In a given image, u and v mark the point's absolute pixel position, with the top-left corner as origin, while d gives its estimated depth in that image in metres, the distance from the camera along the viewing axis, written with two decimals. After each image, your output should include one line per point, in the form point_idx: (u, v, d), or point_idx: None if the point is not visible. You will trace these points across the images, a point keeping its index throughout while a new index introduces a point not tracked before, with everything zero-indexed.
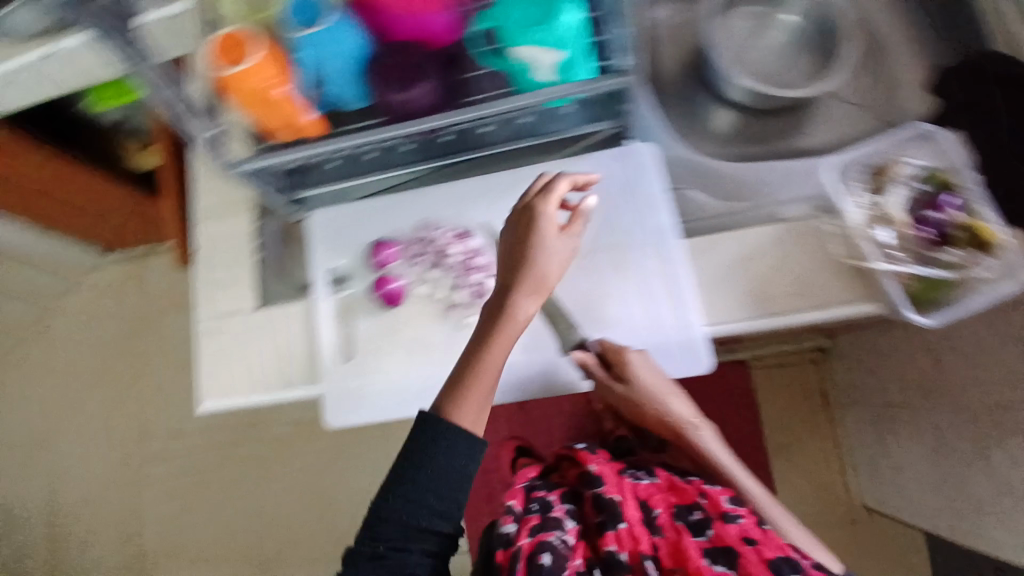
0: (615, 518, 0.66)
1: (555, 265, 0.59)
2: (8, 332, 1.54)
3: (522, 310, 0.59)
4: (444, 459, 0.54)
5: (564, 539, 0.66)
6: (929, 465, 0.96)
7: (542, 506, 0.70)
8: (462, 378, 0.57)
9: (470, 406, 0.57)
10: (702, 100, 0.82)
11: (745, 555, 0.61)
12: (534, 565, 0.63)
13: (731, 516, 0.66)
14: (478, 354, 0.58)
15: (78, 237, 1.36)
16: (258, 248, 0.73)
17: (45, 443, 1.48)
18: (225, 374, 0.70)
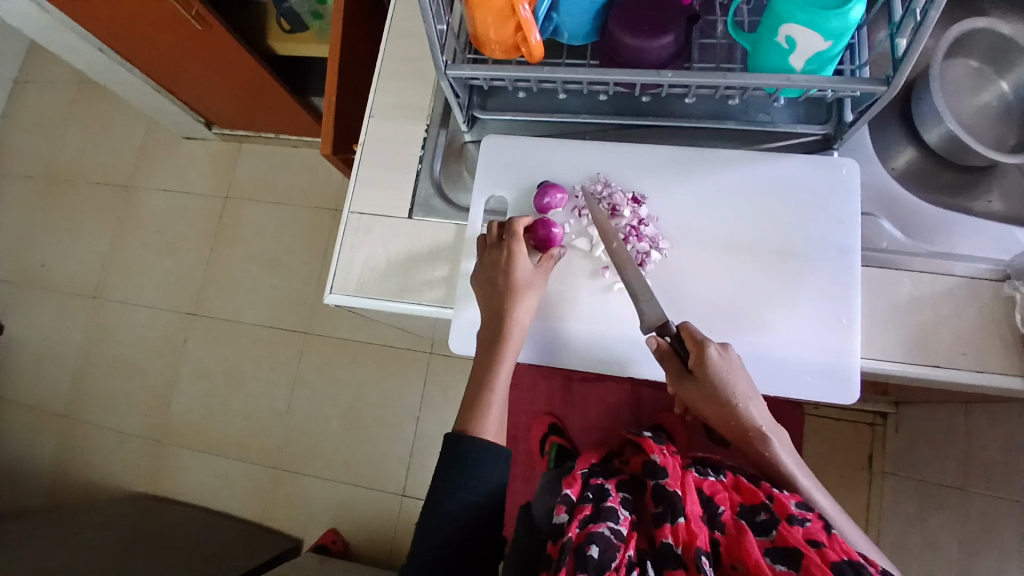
0: (675, 512, 0.55)
1: (526, 296, 0.62)
2: (114, 178, 1.62)
3: (518, 332, 0.62)
4: (477, 466, 0.56)
5: (616, 530, 0.53)
6: (963, 553, 0.95)
7: (597, 494, 0.58)
8: (478, 394, 0.60)
9: (489, 418, 0.59)
10: (888, 132, 0.79)
11: (809, 556, 0.50)
12: (581, 557, 0.50)
13: (797, 519, 0.54)
14: (491, 378, 0.61)
15: (203, 106, 1.41)
16: (421, 156, 0.73)
17: (116, 288, 1.55)
18: (362, 273, 0.70)
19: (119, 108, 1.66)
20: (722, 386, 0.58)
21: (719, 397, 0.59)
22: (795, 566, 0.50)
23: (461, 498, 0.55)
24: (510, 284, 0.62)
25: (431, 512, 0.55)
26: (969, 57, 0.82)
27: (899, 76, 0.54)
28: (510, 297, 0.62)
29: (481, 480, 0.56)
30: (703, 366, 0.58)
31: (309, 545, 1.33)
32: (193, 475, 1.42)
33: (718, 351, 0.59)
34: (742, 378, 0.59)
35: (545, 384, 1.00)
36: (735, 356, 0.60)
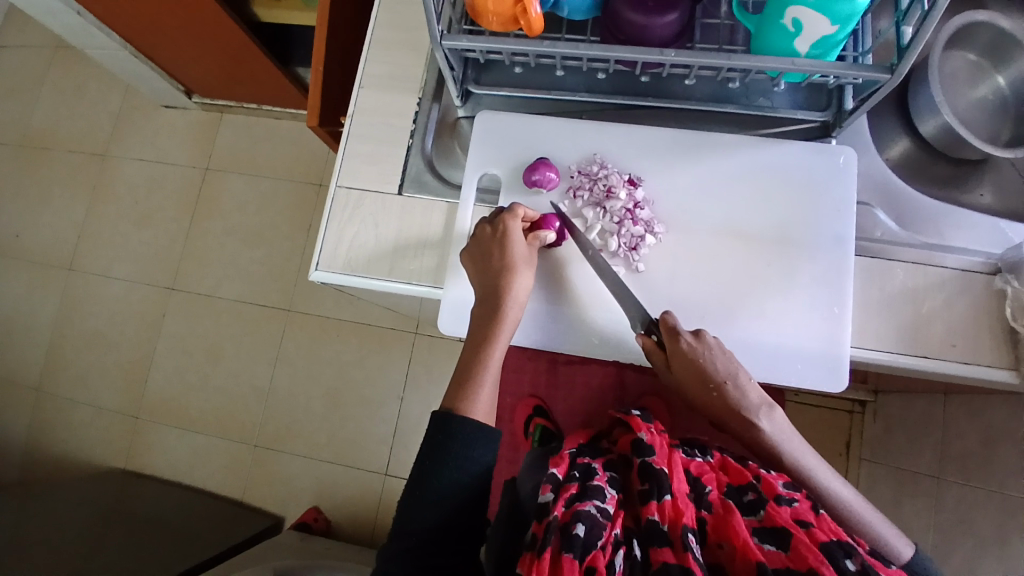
0: (663, 488, 0.55)
1: (523, 274, 0.61)
2: (90, 145, 1.56)
3: (514, 316, 0.61)
4: (463, 449, 0.55)
5: (602, 508, 0.52)
6: (936, 541, 0.97)
7: (584, 473, 0.58)
8: (468, 374, 0.59)
9: (480, 399, 0.58)
10: (887, 122, 0.78)
11: (799, 535, 0.50)
12: (566, 535, 0.49)
13: (785, 499, 0.55)
14: (482, 360, 0.59)
15: (185, 75, 1.36)
16: (413, 130, 0.71)
17: (90, 260, 1.51)
18: (348, 249, 0.68)
19: (94, 73, 1.59)
20: (698, 372, 0.59)
21: (698, 383, 0.60)
22: (783, 546, 0.50)
23: (447, 478, 0.54)
24: (506, 260, 0.61)
25: (419, 491, 0.54)
26: (967, 50, 0.82)
27: (903, 65, 0.53)
28: (506, 275, 0.61)
29: (472, 461, 0.55)
30: (678, 356, 0.59)
31: (290, 524, 1.32)
32: (172, 451, 1.40)
33: (693, 343, 0.59)
34: (722, 360, 0.59)
35: (531, 366, 1.01)
36: (714, 339, 0.60)
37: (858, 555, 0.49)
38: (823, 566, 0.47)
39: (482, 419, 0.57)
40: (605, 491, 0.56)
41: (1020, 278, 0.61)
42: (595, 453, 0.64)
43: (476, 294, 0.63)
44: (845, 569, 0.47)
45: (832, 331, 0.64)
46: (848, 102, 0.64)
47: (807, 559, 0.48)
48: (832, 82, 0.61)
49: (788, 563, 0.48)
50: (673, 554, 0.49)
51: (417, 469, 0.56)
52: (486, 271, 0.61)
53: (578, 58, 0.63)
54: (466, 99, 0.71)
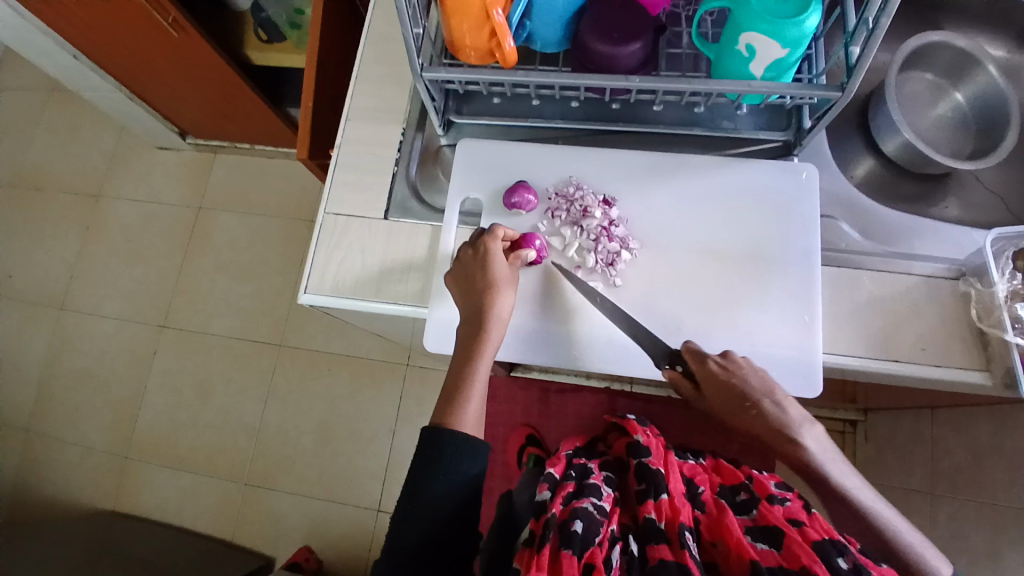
0: (659, 488, 0.56)
1: (505, 294, 0.63)
2: (85, 187, 1.59)
3: (497, 334, 0.62)
4: (449, 463, 0.55)
5: (599, 506, 0.54)
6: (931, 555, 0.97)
7: (581, 472, 0.60)
8: (455, 390, 0.59)
9: (470, 411, 0.59)
10: (850, 144, 0.82)
11: (792, 534, 0.51)
12: (566, 533, 0.49)
13: (777, 499, 0.57)
14: (466, 376, 0.60)
15: (179, 116, 1.41)
16: (397, 159, 0.74)
17: (83, 300, 1.52)
18: (335, 272, 0.70)
19: (91, 117, 1.64)
20: (731, 393, 0.60)
21: (730, 405, 0.61)
22: (777, 545, 0.51)
23: (436, 492, 0.54)
24: (488, 279, 0.63)
25: (408, 504, 0.55)
26: (926, 71, 0.87)
27: (852, 83, 0.57)
28: (489, 294, 0.62)
29: (457, 472, 0.55)
30: (710, 379, 0.61)
31: (281, 563, 1.30)
32: (161, 491, 1.38)
33: (720, 364, 0.61)
34: (757, 380, 0.61)
35: (523, 397, 1.16)
36: (746, 361, 0.62)
37: (851, 555, 0.49)
38: (816, 565, 0.48)
39: (471, 433, 0.58)
40: (601, 491, 0.58)
41: (983, 282, 0.65)
42: (591, 456, 0.66)
43: (461, 316, 0.64)
44: (837, 567, 0.48)
45: (804, 339, 0.66)
46: (807, 121, 0.68)
47: (800, 559, 0.49)
48: (789, 103, 0.65)
49: (782, 562, 0.49)
50: (670, 551, 0.50)
51: (408, 484, 0.56)
52: (469, 289, 0.63)
53: (550, 87, 0.67)
54: (446, 129, 0.75)
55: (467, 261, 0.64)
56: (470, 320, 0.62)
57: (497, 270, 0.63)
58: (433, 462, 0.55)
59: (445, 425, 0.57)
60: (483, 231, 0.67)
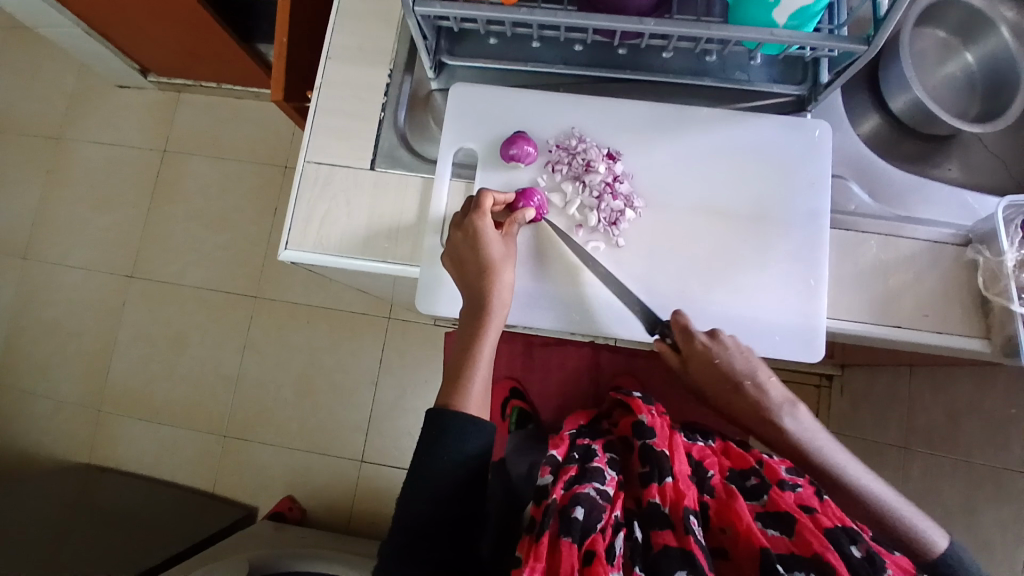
0: (663, 471, 0.56)
1: (505, 270, 0.60)
2: (39, 126, 1.48)
3: (501, 307, 0.59)
4: (453, 443, 0.53)
5: (602, 491, 0.53)
6: None
7: (583, 455, 0.59)
8: (460, 368, 0.57)
9: (475, 390, 0.57)
10: (859, 98, 0.78)
11: (803, 521, 0.51)
12: (566, 519, 0.49)
13: (788, 484, 0.56)
14: (470, 354, 0.58)
15: (137, 51, 1.30)
16: (384, 104, 0.68)
17: (43, 247, 1.43)
18: (319, 227, 0.65)
19: (40, 49, 1.51)
20: (717, 372, 0.59)
21: (715, 383, 0.60)
22: (787, 531, 0.52)
23: (442, 465, 0.53)
24: (482, 261, 0.59)
25: (413, 485, 0.53)
26: (938, 28, 0.83)
27: (879, 37, 0.54)
28: (486, 276, 0.59)
29: (456, 450, 0.53)
30: (694, 356, 0.59)
31: (264, 514, 1.29)
32: (137, 444, 1.35)
33: (707, 341, 0.59)
34: (741, 361, 0.59)
35: (508, 351, 1.15)
36: (733, 340, 0.60)
37: (863, 542, 0.50)
38: (827, 553, 0.48)
39: (478, 413, 0.56)
40: (604, 474, 0.56)
41: (991, 249, 0.63)
42: (594, 435, 0.65)
43: (460, 290, 0.61)
44: (850, 556, 0.48)
45: (807, 304, 0.64)
46: (824, 74, 0.64)
47: (812, 545, 0.49)
48: (808, 54, 0.61)
49: (793, 548, 0.50)
50: (674, 536, 0.50)
51: (414, 462, 0.54)
52: (468, 264, 0.59)
53: (555, 28, 0.62)
54: (439, 72, 0.69)
55: (459, 247, 0.60)
56: (470, 283, 0.59)
57: (495, 246, 0.59)
58: (437, 441, 0.54)
59: (445, 406, 0.55)
60: (469, 200, 0.61)
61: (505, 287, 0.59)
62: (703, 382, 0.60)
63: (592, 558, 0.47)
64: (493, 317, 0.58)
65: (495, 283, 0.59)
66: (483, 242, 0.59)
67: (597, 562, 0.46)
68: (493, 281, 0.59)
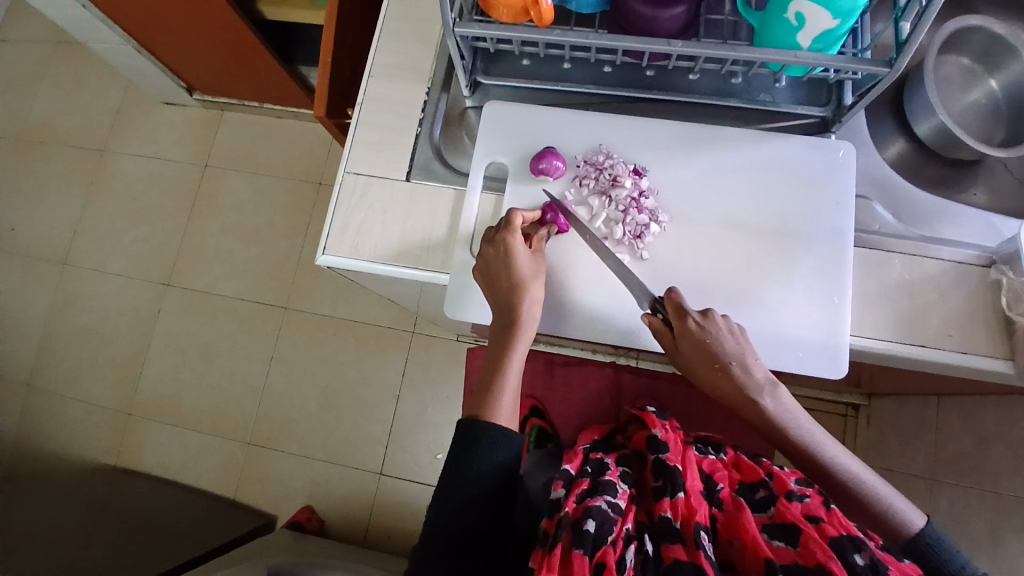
0: (675, 486, 0.56)
1: (534, 286, 0.61)
2: (88, 141, 1.56)
3: (531, 324, 0.61)
4: (483, 453, 0.55)
5: (613, 504, 0.53)
6: None
7: (596, 468, 0.59)
8: (490, 381, 0.59)
9: (503, 403, 0.58)
10: (884, 123, 0.79)
11: (808, 531, 0.52)
12: (578, 532, 0.50)
13: (796, 496, 0.57)
14: (499, 366, 0.59)
15: (185, 71, 1.37)
16: (421, 120, 0.72)
17: (86, 256, 1.50)
18: (355, 235, 0.68)
19: (94, 69, 1.60)
20: (708, 354, 0.57)
21: (705, 366, 0.58)
22: (793, 542, 0.52)
23: (473, 474, 0.55)
24: (514, 277, 0.61)
25: (445, 494, 0.55)
26: (961, 55, 0.84)
27: (901, 60, 0.55)
28: (517, 292, 0.60)
29: (482, 457, 0.55)
30: (688, 335, 0.57)
31: (283, 523, 1.31)
32: (164, 450, 1.38)
33: (698, 320, 0.58)
34: (733, 343, 0.58)
35: (530, 369, 1.17)
36: (725, 321, 0.59)
37: (867, 550, 0.50)
38: (831, 562, 0.49)
39: (506, 424, 0.57)
40: (617, 487, 0.57)
41: (1014, 269, 0.63)
42: (609, 449, 0.66)
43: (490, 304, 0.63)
44: (853, 564, 0.49)
45: (832, 320, 0.65)
46: (847, 96, 0.66)
47: (816, 555, 0.50)
48: (832, 76, 0.63)
49: (797, 559, 0.51)
50: (685, 551, 0.50)
51: (445, 471, 0.56)
52: (497, 279, 0.61)
53: (586, 49, 0.65)
54: (474, 90, 0.73)
55: (487, 258, 0.62)
56: (501, 297, 0.61)
57: (525, 264, 0.61)
58: (468, 451, 0.55)
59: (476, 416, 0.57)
60: (500, 220, 0.63)
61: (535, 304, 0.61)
62: (693, 363, 0.58)
63: (604, 570, 0.48)
64: (523, 333, 0.60)
65: (525, 300, 0.60)
66: (513, 260, 0.61)
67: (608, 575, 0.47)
68: (524, 298, 0.60)
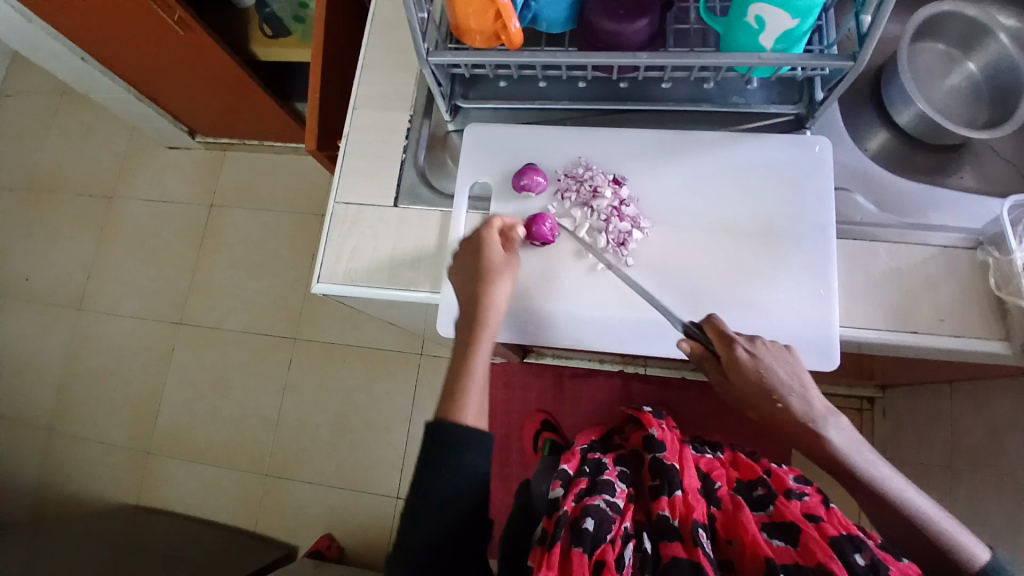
0: (673, 485, 0.56)
1: (503, 280, 0.62)
2: (98, 189, 1.61)
3: (495, 319, 0.62)
4: (459, 464, 0.53)
5: (612, 502, 0.54)
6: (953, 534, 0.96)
7: (594, 468, 0.60)
8: (459, 377, 0.58)
9: (471, 399, 0.57)
10: (864, 116, 0.80)
11: (808, 531, 0.52)
12: (577, 530, 0.50)
13: (795, 493, 0.58)
14: (466, 362, 0.59)
15: (186, 115, 1.41)
16: (406, 146, 0.74)
17: (101, 300, 1.54)
18: (348, 261, 0.70)
19: (101, 120, 1.66)
20: (759, 385, 0.58)
21: (758, 396, 0.58)
22: (792, 542, 0.52)
23: (453, 489, 0.53)
24: (485, 270, 0.62)
25: (420, 508, 0.53)
26: (938, 41, 0.85)
27: (863, 53, 0.57)
28: (488, 286, 0.61)
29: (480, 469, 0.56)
30: (736, 364, 0.58)
31: (303, 551, 1.32)
32: (183, 485, 1.40)
33: (746, 350, 0.59)
34: (783, 369, 0.59)
35: (538, 383, 1.18)
36: (771, 349, 0.59)
37: (867, 550, 0.50)
38: (831, 562, 0.49)
39: (474, 422, 0.56)
40: (615, 486, 0.58)
41: (1000, 250, 0.63)
42: (606, 451, 0.67)
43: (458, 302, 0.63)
44: (853, 564, 0.49)
45: (823, 314, 0.65)
46: (818, 91, 0.68)
47: (816, 555, 0.50)
48: (800, 74, 0.65)
49: (797, 559, 0.51)
50: (683, 548, 0.51)
51: (419, 484, 0.54)
52: (472, 272, 0.62)
53: (558, 67, 0.67)
54: (455, 114, 0.75)
55: (467, 247, 0.64)
56: (471, 291, 0.62)
57: (503, 257, 0.63)
58: (445, 464, 0.53)
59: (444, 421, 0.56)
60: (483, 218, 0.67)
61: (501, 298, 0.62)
62: (744, 394, 0.59)
63: (603, 567, 0.48)
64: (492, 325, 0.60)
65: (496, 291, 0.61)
66: (492, 253, 0.63)
67: (607, 573, 0.48)
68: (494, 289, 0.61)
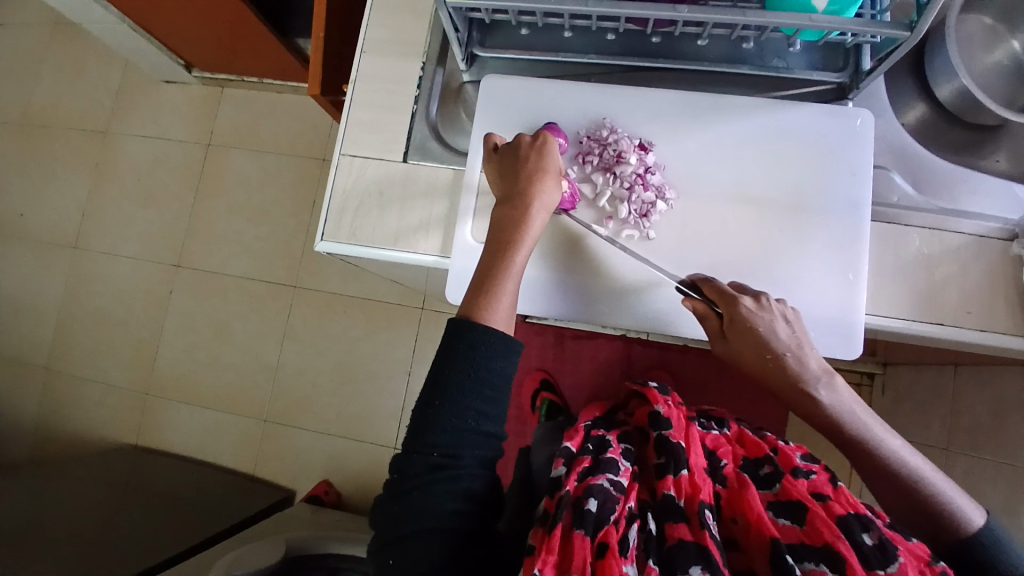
0: (678, 463, 0.55)
1: (550, 182, 0.56)
2: (92, 124, 1.55)
3: (536, 227, 0.55)
4: (451, 447, 0.47)
5: (616, 482, 0.53)
6: None
7: (597, 446, 0.59)
8: (487, 278, 0.52)
9: (502, 304, 0.51)
10: (903, 87, 0.74)
11: (815, 510, 0.50)
12: (578, 511, 0.49)
13: (802, 471, 0.56)
14: (504, 261, 0.53)
15: (181, 48, 1.34)
16: (417, 97, 0.70)
17: (97, 239, 1.50)
18: (354, 220, 0.67)
19: (93, 50, 1.57)
20: (758, 343, 0.57)
21: (756, 355, 0.57)
22: (799, 520, 0.51)
23: (446, 481, 0.46)
24: (538, 167, 0.57)
25: (411, 506, 0.46)
26: (983, 14, 0.78)
27: (922, 22, 0.51)
28: (537, 180, 0.56)
29: None
30: (737, 322, 0.57)
31: (301, 496, 1.34)
32: (183, 428, 1.41)
33: (753, 304, 0.57)
34: (784, 329, 0.57)
35: (539, 342, 1.16)
36: (778, 308, 0.58)
37: (875, 529, 0.49)
38: (838, 542, 0.48)
39: (502, 329, 0.50)
40: (618, 464, 0.56)
41: None
42: (610, 427, 0.65)
43: (498, 199, 0.57)
44: (861, 543, 0.48)
45: (848, 296, 0.62)
46: (867, 57, 0.63)
47: (823, 535, 0.48)
48: (849, 40, 0.60)
49: (804, 538, 0.49)
50: (689, 530, 0.49)
51: (411, 483, 0.47)
52: (517, 171, 0.57)
53: (586, 18, 0.61)
54: (470, 63, 0.70)
55: (510, 147, 0.59)
56: (516, 190, 0.56)
57: (554, 160, 0.58)
58: (440, 447, 0.47)
59: (426, 399, 0.48)
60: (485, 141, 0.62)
61: (549, 195, 0.56)
62: (741, 352, 0.58)
63: (606, 550, 0.47)
64: (532, 222, 0.54)
65: (545, 190, 0.56)
66: (547, 151, 0.58)
67: (609, 555, 0.46)
68: (540, 188, 0.56)
